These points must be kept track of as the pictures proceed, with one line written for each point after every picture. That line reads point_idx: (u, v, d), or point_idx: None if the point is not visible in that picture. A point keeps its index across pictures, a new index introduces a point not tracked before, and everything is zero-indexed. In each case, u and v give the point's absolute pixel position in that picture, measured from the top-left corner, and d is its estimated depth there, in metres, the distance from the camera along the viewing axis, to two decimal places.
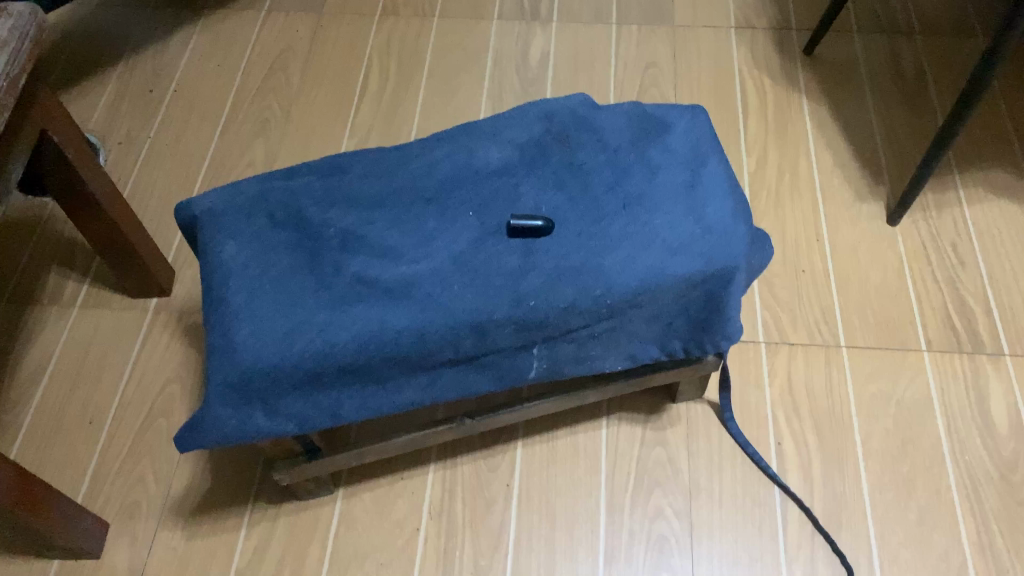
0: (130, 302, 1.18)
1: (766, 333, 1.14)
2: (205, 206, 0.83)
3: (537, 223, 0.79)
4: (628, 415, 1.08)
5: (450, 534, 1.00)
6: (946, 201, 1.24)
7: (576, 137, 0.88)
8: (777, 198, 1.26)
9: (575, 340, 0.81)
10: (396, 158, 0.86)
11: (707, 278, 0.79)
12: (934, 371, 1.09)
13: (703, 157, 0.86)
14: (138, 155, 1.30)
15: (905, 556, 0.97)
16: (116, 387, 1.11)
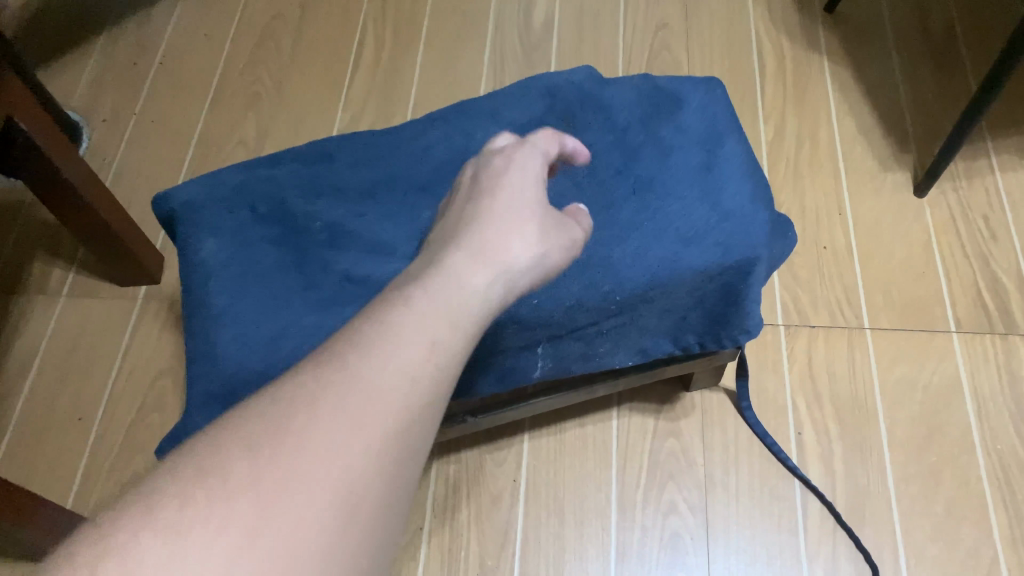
0: (119, 290, 1.13)
1: (785, 315, 1.08)
2: (183, 198, 0.77)
3: None
4: (640, 405, 1.03)
5: (455, 532, 0.97)
6: (978, 169, 1.16)
7: (582, 117, 0.81)
8: (797, 169, 1.19)
9: (582, 338, 0.76)
10: (387, 141, 0.80)
11: (724, 271, 0.73)
12: (963, 354, 1.03)
13: (720, 135, 0.79)
14: (123, 134, 1.24)
15: (932, 551, 0.92)
16: (106, 380, 1.06)
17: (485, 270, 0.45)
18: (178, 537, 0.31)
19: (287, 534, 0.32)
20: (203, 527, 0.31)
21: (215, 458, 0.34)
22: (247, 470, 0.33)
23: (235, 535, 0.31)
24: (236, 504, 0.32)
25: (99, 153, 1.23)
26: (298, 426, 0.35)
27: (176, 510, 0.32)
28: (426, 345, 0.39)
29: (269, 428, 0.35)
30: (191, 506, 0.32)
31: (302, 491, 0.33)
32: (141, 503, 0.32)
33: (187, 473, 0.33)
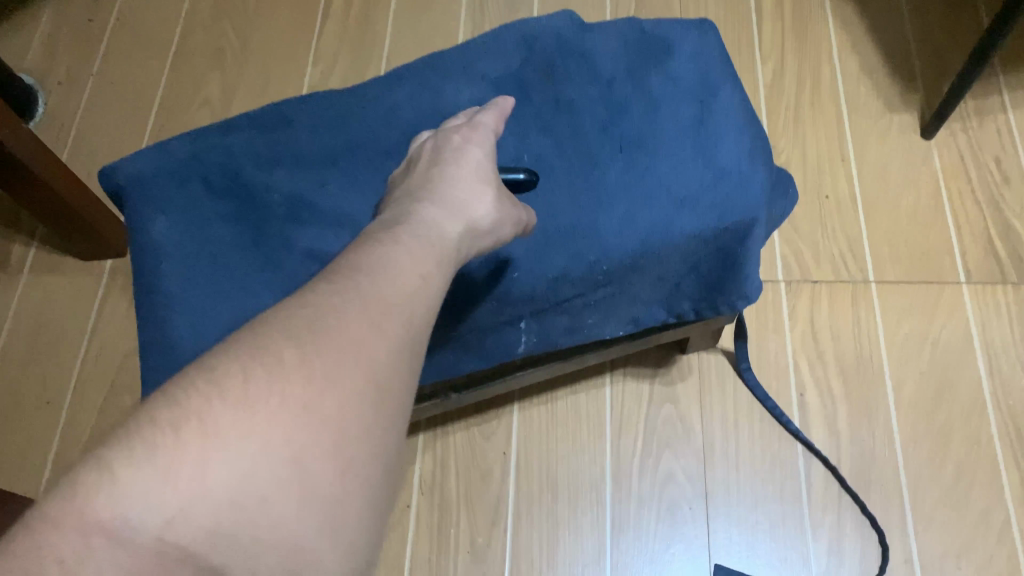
0: (84, 265, 1.07)
1: (785, 271, 1.02)
2: (130, 172, 0.71)
3: (520, 176, 0.66)
4: (634, 370, 0.98)
5: (445, 509, 0.93)
6: (989, 107, 1.09)
7: (563, 67, 0.74)
8: (797, 113, 1.12)
9: (569, 311, 0.71)
10: (351, 102, 0.73)
11: (720, 236, 0.67)
12: (974, 307, 0.98)
13: (714, 85, 0.72)
14: (81, 97, 1.17)
15: (941, 516, 0.88)
16: (74, 361, 1.01)
17: (458, 223, 0.51)
18: (236, 431, 0.32)
19: (341, 425, 0.35)
20: (258, 423, 0.33)
21: (253, 359, 0.35)
22: (291, 368, 0.35)
23: (292, 429, 0.33)
24: (287, 402, 0.34)
25: (57, 118, 1.16)
26: (331, 331, 0.37)
27: (225, 410, 0.33)
28: (419, 268, 0.44)
29: (301, 330, 0.36)
30: (241, 403, 0.33)
31: (345, 387, 0.35)
32: (179, 404, 0.33)
33: (225, 372, 0.34)
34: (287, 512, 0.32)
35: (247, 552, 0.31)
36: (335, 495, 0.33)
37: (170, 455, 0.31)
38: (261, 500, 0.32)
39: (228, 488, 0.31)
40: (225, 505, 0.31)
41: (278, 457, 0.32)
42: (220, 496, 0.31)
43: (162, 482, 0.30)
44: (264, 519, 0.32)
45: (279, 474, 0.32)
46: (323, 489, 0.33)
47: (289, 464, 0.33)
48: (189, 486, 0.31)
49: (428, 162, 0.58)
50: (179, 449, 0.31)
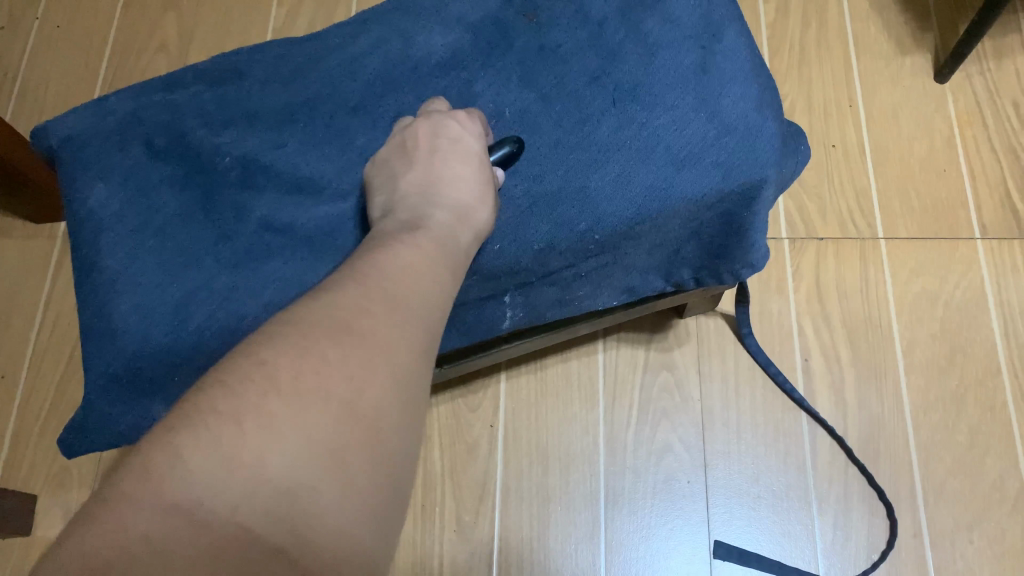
0: (35, 229, 0.99)
1: (789, 227, 0.96)
2: (63, 133, 0.63)
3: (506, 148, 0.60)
4: (627, 336, 0.92)
5: (429, 486, 0.87)
6: (1009, 47, 1.01)
7: (548, 9, 0.66)
8: (802, 54, 1.04)
9: (557, 283, 0.64)
10: (311, 51, 0.65)
11: (724, 200, 0.60)
12: (989, 264, 0.92)
13: (717, 26, 0.64)
14: (26, 43, 1.08)
15: (952, 487, 0.84)
16: (29, 332, 0.94)
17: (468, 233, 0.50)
18: (288, 419, 0.31)
19: (380, 423, 0.34)
20: (308, 412, 0.32)
21: (296, 354, 0.34)
22: (335, 365, 0.34)
23: (339, 422, 0.32)
24: (333, 395, 0.33)
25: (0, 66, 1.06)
26: (365, 330, 0.36)
27: (274, 404, 0.32)
28: (432, 268, 0.43)
29: (337, 326, 0.36)
30: (291, 394, 0.32)
31: (383, 382, 0.35)
32: (227, 398, 0.32)
33: (273, 363, 0.33)
34: (341, 497, 0.31)
35: (301, 539, 0.30)
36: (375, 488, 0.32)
37: (226, 442, 0.30)
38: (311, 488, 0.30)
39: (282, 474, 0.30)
40: (282, 487, 0.30)
41: (328, 445, 0.32)
42: (279, 480, 0.30)
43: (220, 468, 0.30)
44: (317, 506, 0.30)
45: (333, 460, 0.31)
46: (368, 479, 0.32)
47: (340, 451, 0.32)
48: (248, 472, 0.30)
49: (428, 151, 0.54)
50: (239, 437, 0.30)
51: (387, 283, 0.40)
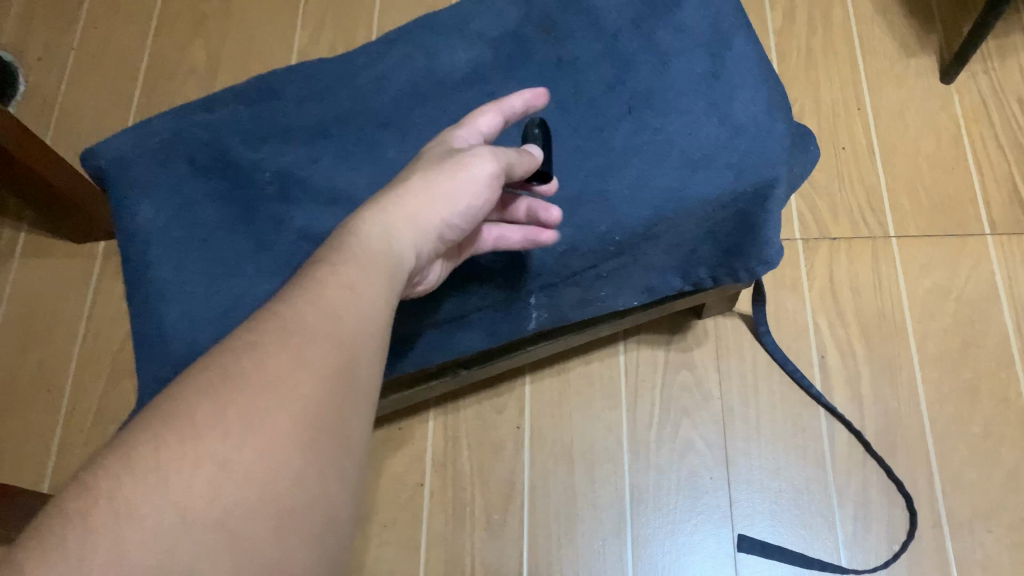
0: (74, 248, 1.03)
1: (802, 227, 0.98)
2: (111, 153, 0.67)
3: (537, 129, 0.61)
4: (648, 337, 0.95)
5: (458, 486, 0.90)
6: (1012, 46, 1.04)
7: (564, 24, 0.70)
8: (809, 59, 1.07)
9: (580, 284, 0.67)
10: (340, 69, 0.69)
11: (737, 199, 0.63)
12: (999, 258, 0.94)
13: (726, 34, 0.67)
14: (61, 71, 1.12)
15: (970, 476, 0.86)
16: (71, 347, 0.98)
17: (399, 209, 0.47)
18: (236, 456, 0.32)
19: (336, 437, 0.36)
20: (257, 443, 0.33)
21: (240, 384, 0.35)
22: (286, 389, 0.35)
23: (292, 447, 0.34)
24: (283, 424, 0.34)
25: (37, 95, 1.11)
26: (317, 346, 0.38)
27: (221, 440, 0.33)
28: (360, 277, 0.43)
29: (286, 344, 0.37)
30: (240, 429, 0.33)
31: (334, 399, 0.36)
32: (171, 434, 0.32)
33: (218, 396, 0.34)
34: (297, 523, 0.33)
35: (265, 553, 0.31)
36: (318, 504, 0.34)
37: (181, 472, 0.31)
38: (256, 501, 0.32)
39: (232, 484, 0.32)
40: (237, 525, 0.31)
41: (288, 465, 0.33)
42: (234, 518, 0.31)
43: (171, 513, 0.31)
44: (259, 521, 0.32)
45: (287, 489, 0.33)
46: (329, 490, 0.35)
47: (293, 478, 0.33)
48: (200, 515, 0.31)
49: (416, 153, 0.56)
50: (187, 482, 0.31)
51: (374, 272, 0.43)
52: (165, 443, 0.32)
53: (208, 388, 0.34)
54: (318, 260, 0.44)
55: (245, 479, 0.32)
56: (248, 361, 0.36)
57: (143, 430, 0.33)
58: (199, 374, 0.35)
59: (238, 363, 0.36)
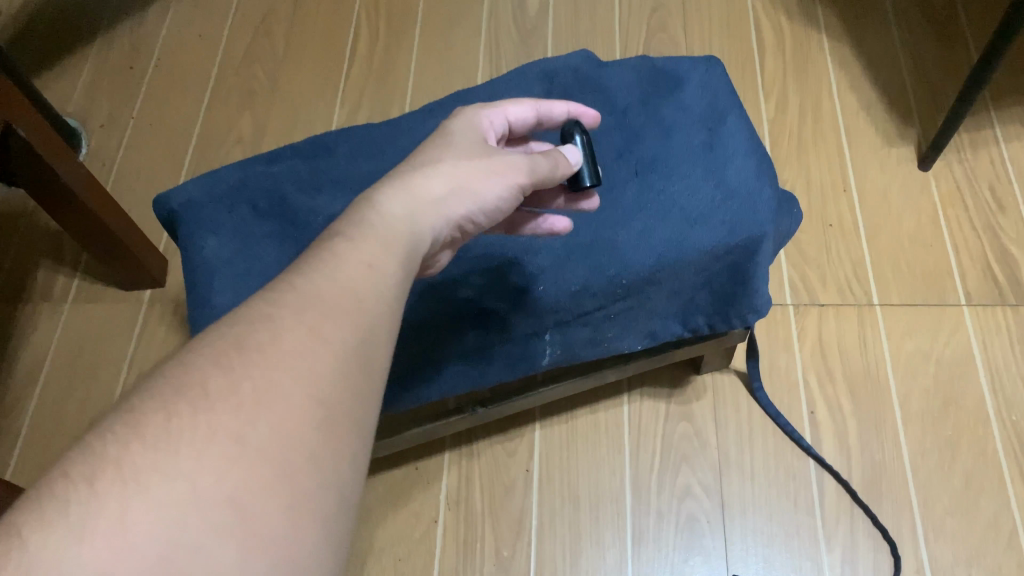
0: (124, 294, 1.13)
1: (794, 294, 1.07)
2: (183, 198, 0.77)
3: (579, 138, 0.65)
4: (650, 390, 1.02)
5: (470, 522, 0.96)
6: (983, 139, 1.15)
7: (580, 102, 0.81)
8: (800, 144, 1.18)
9: (590, 324, 0.75)
10: (386, 132, 0.80)
11: (731, 252, 0.72)
12: (975, 327, 1.02)
13: (721, 111, 0.78)
14: (122, 136, 1.27)
15: (951, 525, 0.91)
16: (115, 385, 1.06)
17: (441, 179, 0.53)
18: (248, 431, 0.33)
19: (349, 418, 0.37)
20: (271, 419, 0.34)
21: (254, 358, 0.36)
22: (300, 367, 0.36)
23: (303, 424, 0.35)
24: (296, 402, 0.35)
25: (99, 157, 1.25)
26: (334, 325, 0.39)
27: (235, 414, 0.33)
28: (372, 254, 0.45)
29: (304, 320, 0.39)
30: (254, 403, 0.34)
31: (351, 382, 0.38)
32: (184, 404, 0.33)
33: (233, 370, 0.35)
34: (310, 501, 0.33)
35: (275, 526, 0.32)
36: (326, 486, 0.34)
37: (191, 443, 0.32)
38: (264, 480, 0.32)
39: (240, 460, 0.32)
40: (245, 501, 0.31)
41: (299, 443, 0.34)
42: (245, 491, 0.32)
43: (181, 482, 0.31)
44: (266, 498, 0.32)
45: (299, 466, 0.34)
46: (342, 468, 0.36)
47: (305, 456, 0.34)
48: (211, 486, 0.31)
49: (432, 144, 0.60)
50: (198, 453, 0.32)
51: (393, 253, 0.46)
52: (180, 412, 0.33)
53: (221, 363, 0.35)
54: (339, 234, 0.46)
55: (255, 454, 0.33)
56: (265, 335, 0.37)
57: (150, 402, 0.33)
58: (211, 348, 0.36)
59: (253, 340, 0.37)
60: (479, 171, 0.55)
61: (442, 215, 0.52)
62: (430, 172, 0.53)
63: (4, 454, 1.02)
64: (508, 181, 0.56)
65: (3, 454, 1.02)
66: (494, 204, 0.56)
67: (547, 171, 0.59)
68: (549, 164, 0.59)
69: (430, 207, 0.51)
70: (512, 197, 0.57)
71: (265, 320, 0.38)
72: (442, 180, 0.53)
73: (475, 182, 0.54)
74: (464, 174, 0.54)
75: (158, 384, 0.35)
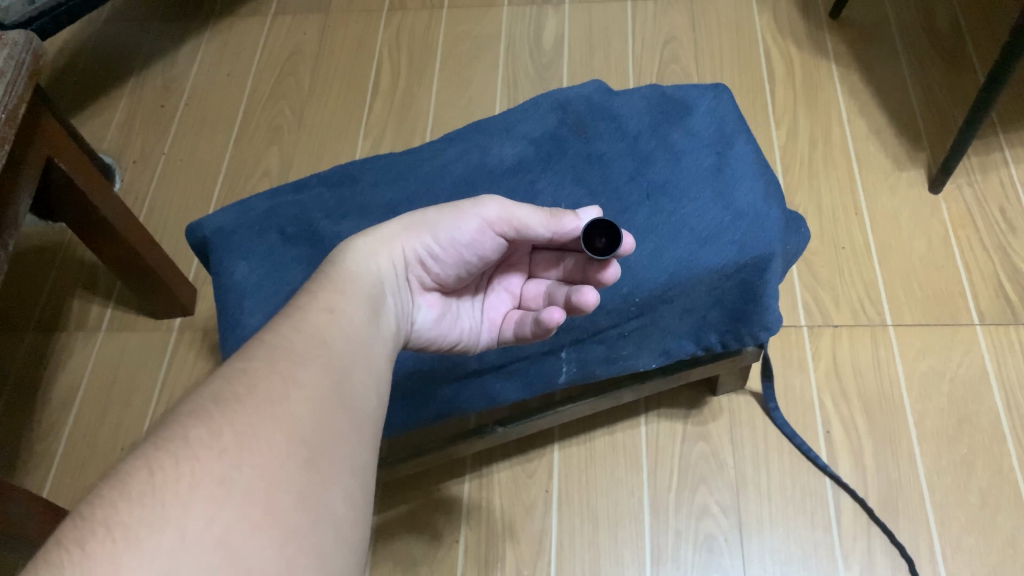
0: (155, 322, 1.17)
1: (808, 316, 1.09)
2: (215, 225, 0.81)
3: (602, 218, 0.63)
4: (668, 411, 1.04)
5: (491, 542, 0.98)
6: (993, 162, 1.18)
7: (593, 128, 0.85)
8: (810, 169, 1.21)
9: (605, 342, 0.77)
10: (409, 161, 0.84)
11: (742, 269, 0.74)
12: (989, 345, 1.04)
13: (729, 137, 0.81)
14: (153, 171, 1.32)
15: (969, 542, 0.92)
16: (146, 410, 1.09)
17: (400, 235, 0.60)
18: (233, 476, 0.36)
19: (331, 460, 0.41)
20: (253, 461, 0.37)
21: (232, 410, 0.40)
22: (279, 412, 0.40)
23: (287, 465, 0.38)
24: (277, 443, 0.39)
25: (132, 192, 1.30)
26: (304, 372, 0.44)
27: (218, 458, 0.37)
28: (331, 304, 0.50)
29: (275, 369, 0.43)
30: (235, 447, 0.38)
31: (327, 420, 0.42)
32: (166, 457, 0.36)
33: (211, 420, 0.39)
34: (300, 536, 0.36)
35: (268, 560, 0.35)
36: (313, 524, 0.37)
37: (177, 491, 0.35)
38: (253, 520, 0.35)
39: (228, 503, 0.35)
40: (237, 543, 0.34)
41: (285, 484, 0.38)
42: (235, 532, 0.34)
43: (170, 533, 0.33)
44: (256, 535, 0.35)
45: (286, 505, 0.37)
46: (329, 507, 0.39)
47: (291, 495, 0.37)
48: (200, 533, 0.34)
49: None
50: (184, 502, 0.34)
51: (350, 302, 0.52)
52: (161, 466, 0.36)
53: (203, 415, 0.39)
54: (312, 288, 0.53)
55: (241, 497, 0.36)
56: (240, 385, 0.41)
57: (138, 457, 0.37)
58: (191, 408, 0.40)
59: (230, 391, 0.41)
60: (444, 211, 0.62)
61: (400, 249, 0.60)
62: (397, 219, 0.62)
63: (38, 479, 1.04)
64: (473, 218, 0.61)
65: (38, 478, 1.05)
66: (460, 243, 0.61)
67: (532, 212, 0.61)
68: (542, 215, 0.62)
69: (381, 250, 0.58)
70: (487, 238, 0.62)
71: (239, 373, 0.42)
72: (404, 223, 0.61)
73: (435, 222, 0.61)
74: (426, 216, 0.62)
75: (167, 438, 0.38)
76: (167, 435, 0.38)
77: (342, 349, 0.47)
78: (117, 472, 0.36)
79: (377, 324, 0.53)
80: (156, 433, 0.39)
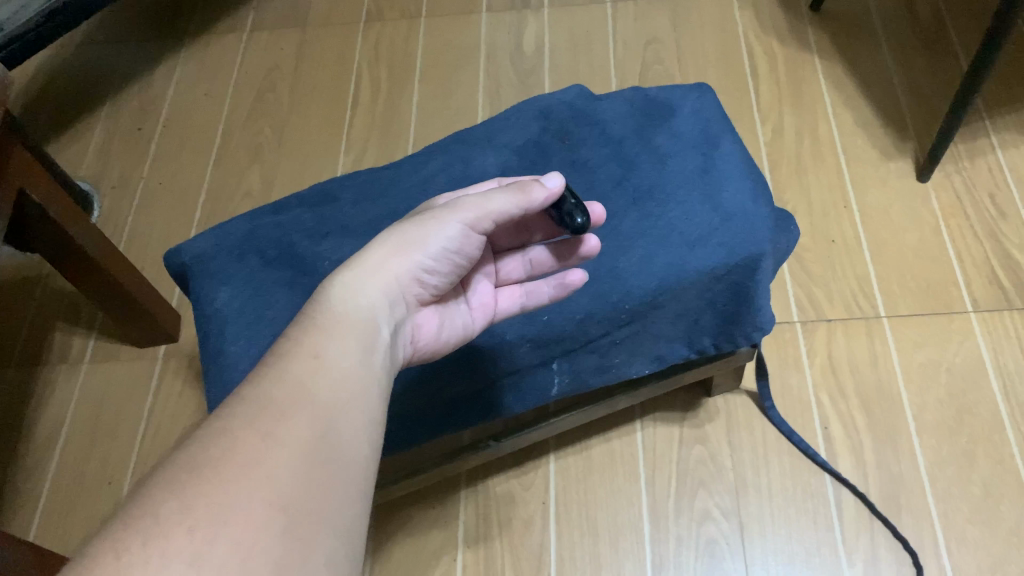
0: (139, 351, 1.15)
1: (801, 313, 1.08)
2: (193, 251, 0.79)
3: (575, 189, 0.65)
4: (663, 415, 1.03)
5: (490, 559, 0.96)
6: (980, 149, 1.17)
7: (576, 134, 0.84)
8: (798, 165, 1.20)
9: (596, 351, 0.76)
10: (390, 176, 0.83)
11: (731, 271, 0.73)
12: (984, 334, 1.03)
13: (714, 137, 0.80)
14: (133, 197, 1.30)
15: (973, 534, 0.90)
16: (133, 442, 1.07)
17: (383, 255, 0.57)
18: (207, 553, 0.35)
19: (314, 522, 0.39)
20: (229, 532, 0.36)
21: (208, 477, 0.38)
22: (258, 476, 0.39)
23: (267, 533, 0.37)
24: (255, 511, 0.37)
25: (111, 218, 1.29)
26: (287, 428, 0.42)
27: (190, 533, 0.35)
28: (314, 346, 0.49)
29: (257, 428, 0.42)
30: (208, 519, 0.36)
31: (312, 478, 0.41)
32: (135, 537, 0.35)
33: (185, 491, 0.37)
34: None
35: None
36: None
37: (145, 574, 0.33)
38: None
39: None
40: None
41: (264, 554, 0.36)
42: None
43: None
44: None
45: None
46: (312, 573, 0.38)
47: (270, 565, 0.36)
48: None
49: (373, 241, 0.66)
50: None
51: (337, 340, 0.50)
52: (129, 547, 0.34)
53: (176, 485, 0.38)
54: (297, 331, 0.51)
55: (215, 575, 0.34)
56: (219, 448, 0.40)
57: (106, 538, 0.35)
58: (164, 476, 0.38)
59: (207, 456, 0.39)
60: (424, 223, 0.58)
61: (389, 274, 0.57)
62: (377, 242, 0.58)
63: (25, 518, 1.03)
64: (456, 225, 0.58)
65: (25, 519, 1.03)
66: (450, 251, 0.59)
67: (504, 204, 0.59)
68: (511, 195, 0.60)
69: (369, 280, 0.56)
70: (470, 238, 0.60)
71: (218, 435, 0.41)
72: (389, 245, 0.58)
73: (417, 239, 0.58)
74: (407, 232, 0.58)
75: (136, 514, 0.36)
76: (137, 507, 0.36)
77: (326, 392, 0.46)
78: (84, 553, 0.35)
79: (369, 359, 0.51)
80: (126, 506, 0.37)
